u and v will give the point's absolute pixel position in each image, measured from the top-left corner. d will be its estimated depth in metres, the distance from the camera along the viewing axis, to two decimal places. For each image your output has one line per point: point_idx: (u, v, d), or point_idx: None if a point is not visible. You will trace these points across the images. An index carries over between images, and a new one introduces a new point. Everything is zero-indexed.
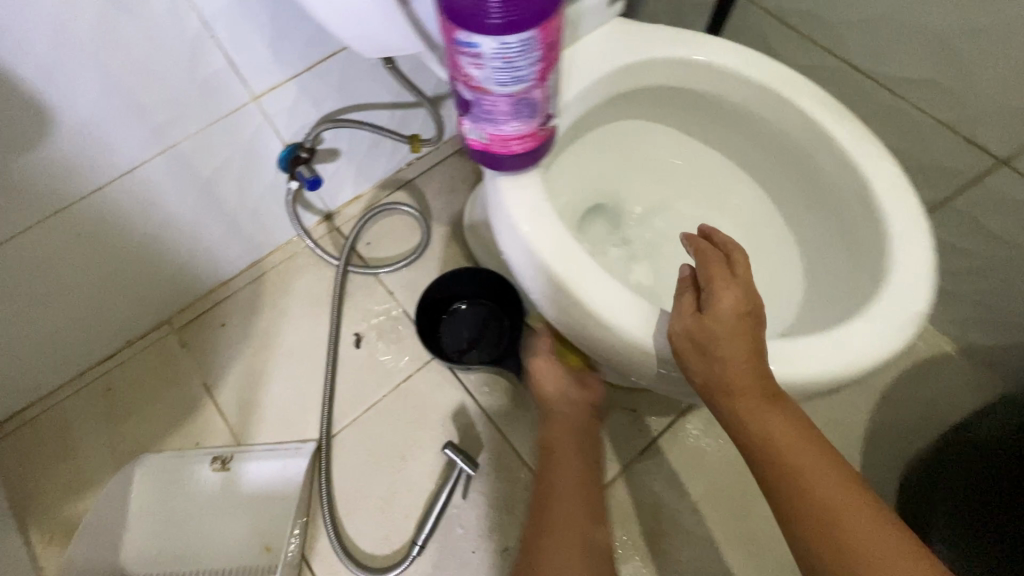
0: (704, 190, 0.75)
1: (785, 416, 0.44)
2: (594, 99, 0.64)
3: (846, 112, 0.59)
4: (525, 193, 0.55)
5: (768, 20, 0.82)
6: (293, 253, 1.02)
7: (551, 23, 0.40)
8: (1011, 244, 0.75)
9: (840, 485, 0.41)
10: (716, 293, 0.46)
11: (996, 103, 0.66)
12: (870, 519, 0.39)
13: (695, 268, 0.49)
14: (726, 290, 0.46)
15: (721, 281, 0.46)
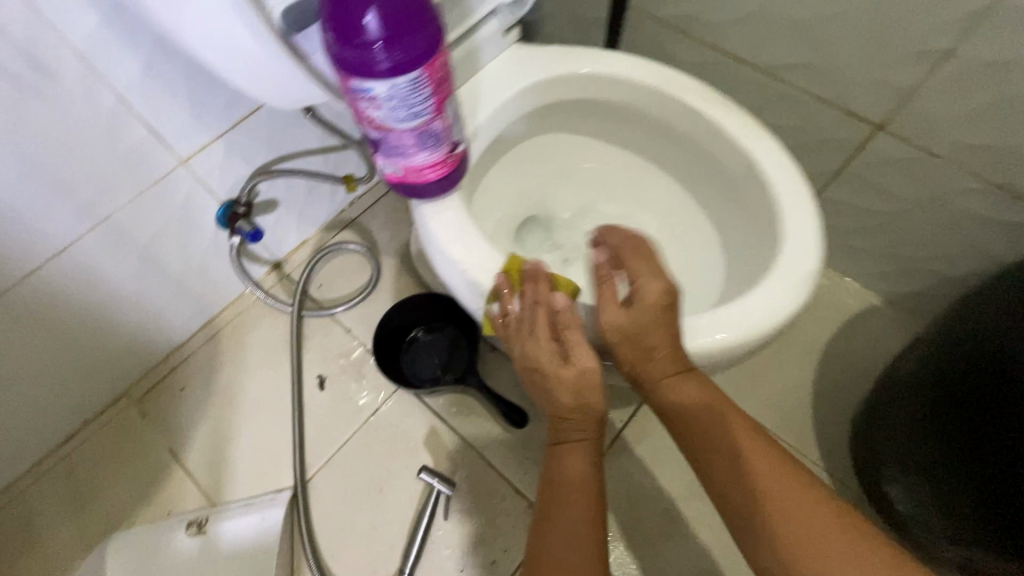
0: (623, 188, 0.80)
1: (698, 385, 0.54)
2: (505, 120, 0.69)
3: (727, 102, 0.65)
4: (447, 215, 0.58)
5: (658, 27, 0.89)
6: (247, 305, 1.03)
7: (436, 61, 0.44)
8: (903, 198, 0.82)
9: (739, 432, 0.53)
10: (641, 285, 0.54)
11: (861, 77, 0.73)
12: (764, 456, 0.52)
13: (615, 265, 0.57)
14: (648, 281, 0.54)
15: (645, 276, 0.55)
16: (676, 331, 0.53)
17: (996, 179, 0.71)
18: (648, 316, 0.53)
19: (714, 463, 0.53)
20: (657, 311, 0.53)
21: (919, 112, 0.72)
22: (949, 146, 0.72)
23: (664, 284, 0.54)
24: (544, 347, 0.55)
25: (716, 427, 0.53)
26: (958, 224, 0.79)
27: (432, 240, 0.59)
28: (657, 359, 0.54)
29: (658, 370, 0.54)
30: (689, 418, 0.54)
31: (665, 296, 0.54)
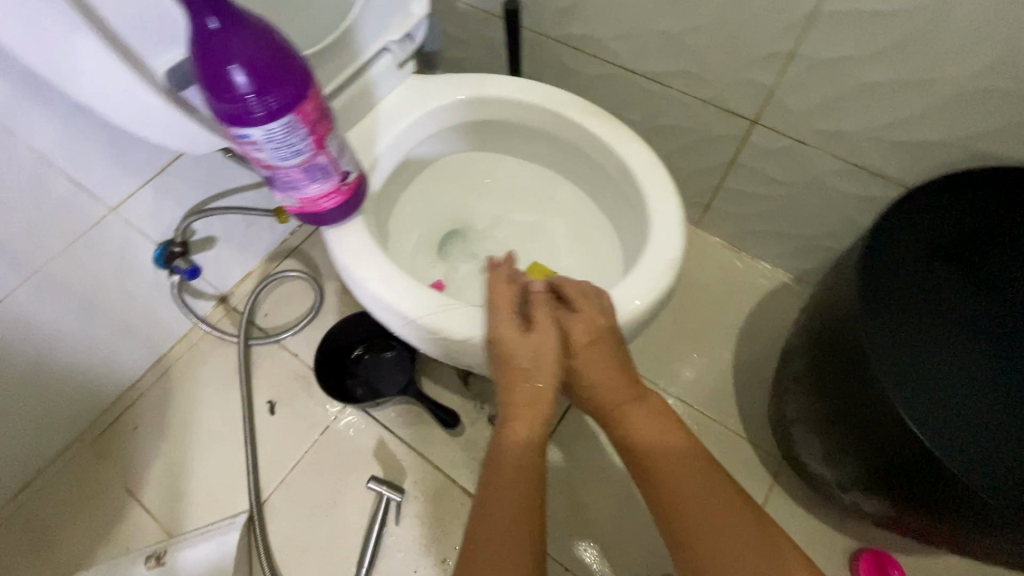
0: (533, 197, 0.87)
1: (649, 420, 0.57)
2: (407, 146, 0.76)
3: (603, 113, 0.72)
4: (350, 237, 0.64)
5: (554, 46, 0.96)
6: (195, 341, 1.07)
7: (306, 106, 0.50)
8: (787, 183, 0.90)
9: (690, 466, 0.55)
10: (572, 323, 0.56)
11: (729, 80, 0.81)
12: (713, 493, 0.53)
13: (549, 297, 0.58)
14: (577, 321, 0.56)
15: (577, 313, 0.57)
16: (617, 360, 0.57)
17: (855, 160, 0.79)
18: (584, 357, 0.56)
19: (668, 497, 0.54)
20: (590, 351, 0.56)
21: (781, 106, 0.80)
22: (812, 134, 0.80)
23: (592, 322, 0.56)
24: (506, 322, 0.56)
25: (678, 473, 0.54)
26: (836, 202, 0.87)
27: (340, 260, 0.64)
28: (609, 392, 0.57)
29: (619, 397, 0.57)
30: (648, 454, 0.56)
31: (595, 335, 0.56)
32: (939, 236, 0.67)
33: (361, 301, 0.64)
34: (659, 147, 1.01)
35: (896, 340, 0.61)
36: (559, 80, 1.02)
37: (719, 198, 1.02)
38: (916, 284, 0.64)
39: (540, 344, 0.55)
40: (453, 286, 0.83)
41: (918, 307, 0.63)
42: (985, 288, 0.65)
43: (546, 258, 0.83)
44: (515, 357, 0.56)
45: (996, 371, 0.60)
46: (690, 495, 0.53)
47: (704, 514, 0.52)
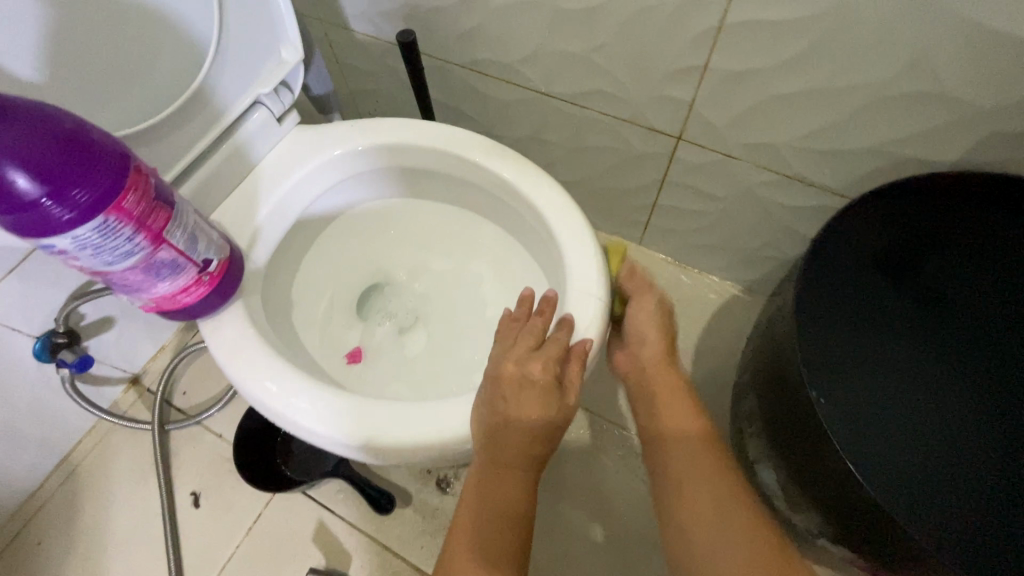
0: (454, 241, 0.79)
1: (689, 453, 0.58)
2: (298, 209, 0.67)
3: (510, 152, 0.66)
4: (227, 329, 0.55)
5: (463, 73, 0.89)
6: (104, 434, 0.96)
7: (124, 202, 0.41)
8: (721, 198, 0.85)
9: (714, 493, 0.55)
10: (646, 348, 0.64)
11: (645, 98, 0.76)
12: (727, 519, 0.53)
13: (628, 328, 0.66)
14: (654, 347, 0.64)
15: (653, 339, 0.64)
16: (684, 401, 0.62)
17: (786, 171, 0.74)
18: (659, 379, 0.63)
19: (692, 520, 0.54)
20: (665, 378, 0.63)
21: (703, 121, 0.74)
22: (738, 147, 0.75)
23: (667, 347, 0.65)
24: (540, 359, 0.52)
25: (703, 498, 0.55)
26: (773, 214, 0.82)
27: (224, 364, 0.54)
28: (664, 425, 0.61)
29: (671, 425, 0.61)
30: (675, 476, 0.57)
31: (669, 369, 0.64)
32: (879, 251, 0.65)
33: (262, 410, 0.53)
34: (587, 168, 0.95)
35: (838, 385, 0.60)
36: (475, 107, 0.95)
37: (655, 216, 0.97)
38: (857, 313, 0.63)
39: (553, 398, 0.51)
40: (373, 351, 0.75)
41: (861, 341, 0.62)
42: (930, 301, 0.64)
43: (473, 308, 0.76)
44: (536, 400, 0.50)
45: (940, 400, 0.60)
46: (694, 484, 0.56)
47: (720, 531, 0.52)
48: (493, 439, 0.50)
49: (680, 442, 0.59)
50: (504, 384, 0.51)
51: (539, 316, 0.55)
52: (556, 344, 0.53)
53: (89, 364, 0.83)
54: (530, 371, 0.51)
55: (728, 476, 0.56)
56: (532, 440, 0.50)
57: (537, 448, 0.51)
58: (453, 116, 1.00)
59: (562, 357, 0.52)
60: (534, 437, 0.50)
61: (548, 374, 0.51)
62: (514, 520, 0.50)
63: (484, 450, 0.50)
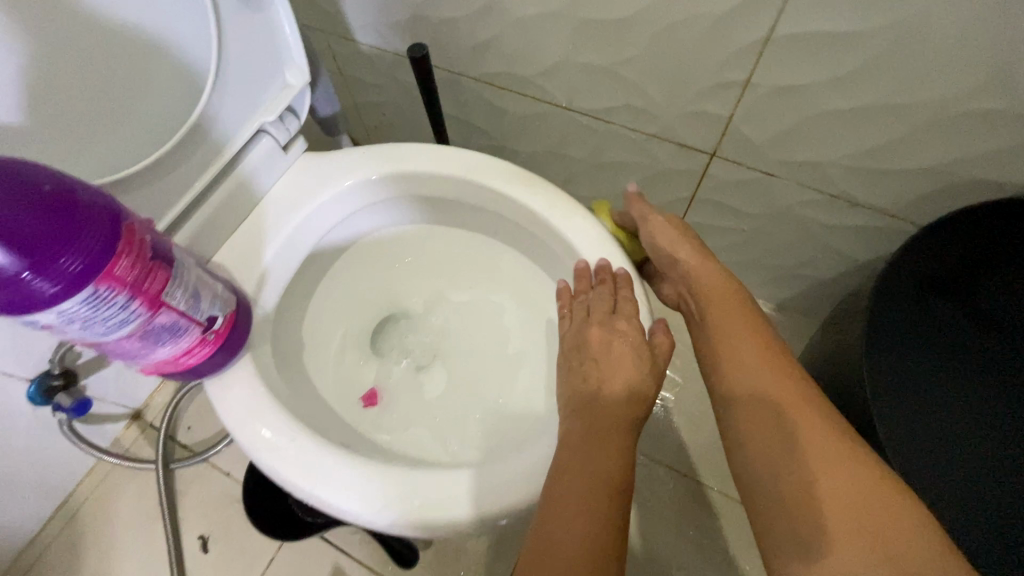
0: (475, 269, 0.74)
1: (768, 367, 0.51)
2: (308, 243, 0.62)
3: (538, 180, 0.60)
4: (235, 389, 0.50)
5: (477, 85, 0.83)
6: (104, 475, 0.91)
7: (116, 267, 0.36)
8: (755, 216, 0.79)
9: (810, 415, 0.48)
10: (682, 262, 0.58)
11: (676, 113, 0.70)
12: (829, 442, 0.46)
13: (663, 238, 0.59)
14: (691, 259, 0.58)
15: (684, 248, 0.58)
16: (745, 315, 0.54)
17: (831, 190, 0.69)
18: (709, 294, 0.56)
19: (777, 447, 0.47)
20: (714, 288, 0.56)
21: (740, 138, 0.69)
22: (778, 165, 0.69)
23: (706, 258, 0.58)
24: (625, 323, 0.53)
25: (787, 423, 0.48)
26: (812, 234, 0.77)
27: (235, 431, 0.49)
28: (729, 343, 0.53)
29: (745, 336, 0.53)
30: (754, 398, 0.50)
31: (715, 279, 0.57)
32: (940, 274, 0.61)
33: (278, 482, 0.48)
34: (610, 184, 0.89)
35: (903, 408, 0.57)
36: (489, 121, 0.90)
37: None
38: (923, 333, 0.60)
39: (641, 355, 0.52)
40: (388, 395, 0.69)
41: (922, 362, 0.59)
42: (984, 328, 0.61)
43: (497, 343, 0.71)
44: (627, 357, 0.51)
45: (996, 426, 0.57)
46: (776, 411, 0.49)
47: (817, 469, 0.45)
48: (586, 403, 0.49)
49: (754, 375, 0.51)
50: (593, 354, 0.52)
51: (599, 283, 0.56)
52: (629, 302, 0.54)
53: (88, 407, 0.75)
54: (618, 334, 0.53)
55: (805, 394, 0.49)
56: (627, 397, 0.49)
57: (634, 407, 0.49)
58: (465, 129, 0.94)
59: (635, 313, 0.54)
60: (630, 393, 0.49)
61: (632, 328, 0.53)
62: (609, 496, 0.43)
63: (580, 419, 0.48)
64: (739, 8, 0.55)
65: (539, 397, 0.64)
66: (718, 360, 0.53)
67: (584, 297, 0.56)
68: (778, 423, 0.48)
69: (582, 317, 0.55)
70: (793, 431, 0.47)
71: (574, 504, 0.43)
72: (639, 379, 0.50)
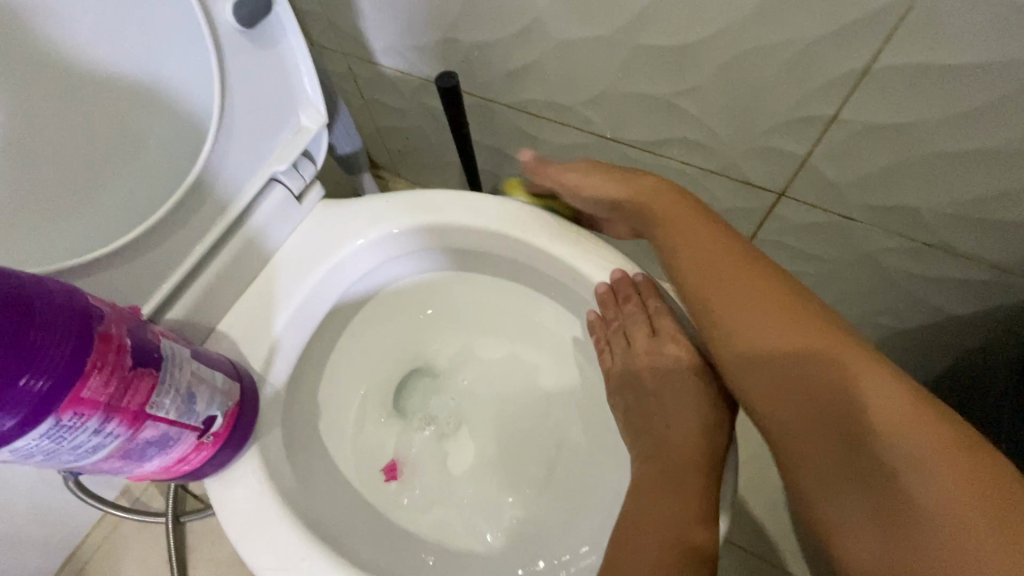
0: (509, 325, 0.65)
1: (794, 329, 0.42)
2: (324, 305, 0.55)
3: (588, 235, 0.52)
4: (243, 490, 0.43)
5: (511, 112, 0.75)
6: (113, 526, 0.86)
7: (85, 388, 0.29)
8: (826, 260, 0.70)
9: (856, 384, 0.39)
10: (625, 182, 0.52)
11: (742, 147, 0.61)
12: (898, 399, 0.38)
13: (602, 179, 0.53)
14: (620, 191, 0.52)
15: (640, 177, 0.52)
16: (719, 258, 0.46)
17: (926, 238, 0.59)
18: (675, 223, 0.49)
19: (835, 433, 0.39)
20: (683, 221, 0.49)
21: (818, 178, 0.60)
22: (862, 209, 0.60)
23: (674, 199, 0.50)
24: (671, 348, 0.47)
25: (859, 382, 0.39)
26: (896, 283, 0.67)
27: (240, 541, 0.42)
28: (731, 308, 0.44)
29: (761, 297, 0.44)
30: (779, 381, 0.41)
31: (716, 227, 0.48)
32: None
33: None
34: None
35: None
36: (523, 149, 0.82)
37: None
38: None
39: (697, 383, 0.45)
40: (411, 468, 0.61)
41: None
42: None
43: (534, 411, 0.63)
44: (688, 389, 0.45)
45: None
46: (823, 365, 0.40)
47: (872, 453, 0.38)
48: (658, 448, 0.44)
49: (806, 322, 0.42)
50: (649, 387, 0.47)
51: (625, 301, 0.49)
52: (663, 314, 0.49)
53: None
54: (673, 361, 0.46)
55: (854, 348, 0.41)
56: (702, 426, 0.43)
57: (711, 437, 0.43)
58: (496, 157, 0.86)
59: (677, 327, 0.48)
60: (701, 413, 0.44)
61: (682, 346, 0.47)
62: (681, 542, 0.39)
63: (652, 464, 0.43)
64: (836, 34, 0.46)
65: (584, 481, 0.56)
66: (731, 342, 0.43)
67: (615, 322, 0.50)
68: (807, 407, 0.40)
69: (623, 344, 0.50)
70: (829, 417, 0.39)
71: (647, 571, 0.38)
72: (701, 410, 0.44)
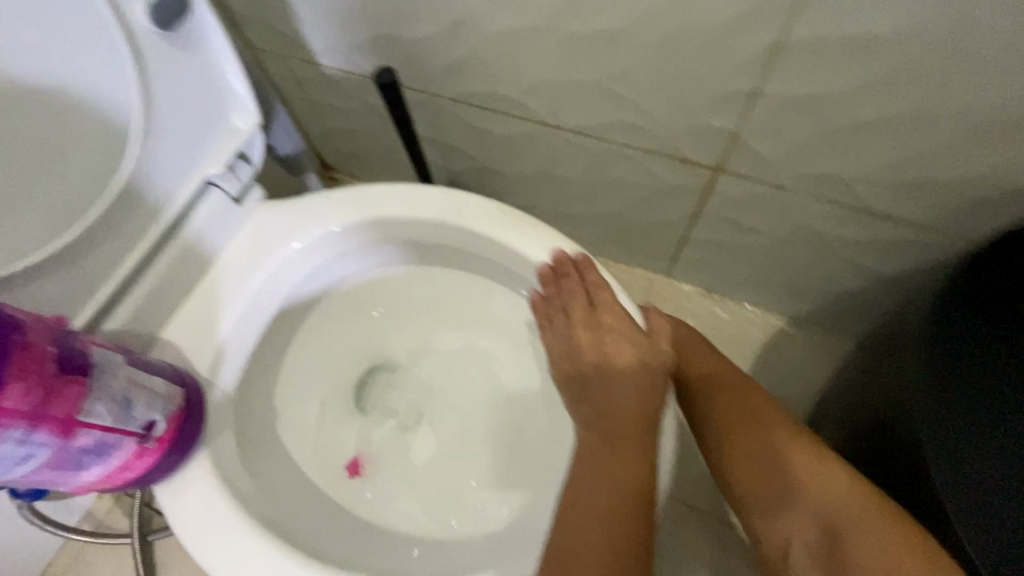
0: (463, 314, 0.66)
1: (831, 472, 0.51)
2: (273, 305, 0.55)
3: (529, 220, 0.52)
4: (197, 495, 0.43)
5: (455, 105, 0.76)
6: (77, 551, 0.84)
7: (5, 398, 0.29)
8: (766, 232, 0.72)
9: (848, 494, 0.50)
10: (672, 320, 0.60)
11: (677, 127, 0.63)
12: (878, 517, 0.48)
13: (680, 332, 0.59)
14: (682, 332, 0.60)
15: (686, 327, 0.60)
16: (746, 415, 0.55)
17: (853, 204, 0.62)
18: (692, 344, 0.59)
19: (793, 506, 0.52)
20: (698, 347, 0.59)
21: (750, 152, 0.62)
22: (793, 179, 0.63)
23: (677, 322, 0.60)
24: (608, 324, 0.49)
25: (826, 480, 0.51)
26: (832, 249, 0.70)
27: (198, 546, 0.42)
28: (722, 407, 0.56)
29: (747, 416, 0.55)
30: (787, 505, 0.52)
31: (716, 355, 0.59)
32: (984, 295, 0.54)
33: None
34: (608, 202, 0.82)
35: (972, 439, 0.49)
36: (471, 141, 0.82)
37: (688, 250, 0.84)
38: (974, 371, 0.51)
39: (632, 356, 0.48)
40: (374, 464, 0.61)
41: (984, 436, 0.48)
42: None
43: (493, 397, 0.64)
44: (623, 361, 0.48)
45: None
46: (818, 490, 0.51)
47: (832, 521, 0.49)
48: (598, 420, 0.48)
49: (800, 454, 0.53)
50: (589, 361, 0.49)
51: (564, 277, 0.50)
52: (601, 288, 0.50)
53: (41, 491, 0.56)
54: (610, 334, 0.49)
55: (869, 489, 0.50)
56: (637, 393, 0.47)
57: (646, 405, 0.47)
58: (445, 150, 0.86)
59: (614, 300, 0.50)
60: (636, 383, 0.47)
61: (619, 317, 0.50)
62: (630, 500, 0.44)
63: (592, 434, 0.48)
64: (749, 11, 0.48)
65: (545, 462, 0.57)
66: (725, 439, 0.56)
67: (556, 299, 0.51)
68: (776, 478, 0.53)
69: (563, 317, 0.51)
70: (794, 487, 0.52)
71: (601, 531, 0.43)
72: (635, 377, 0.48)
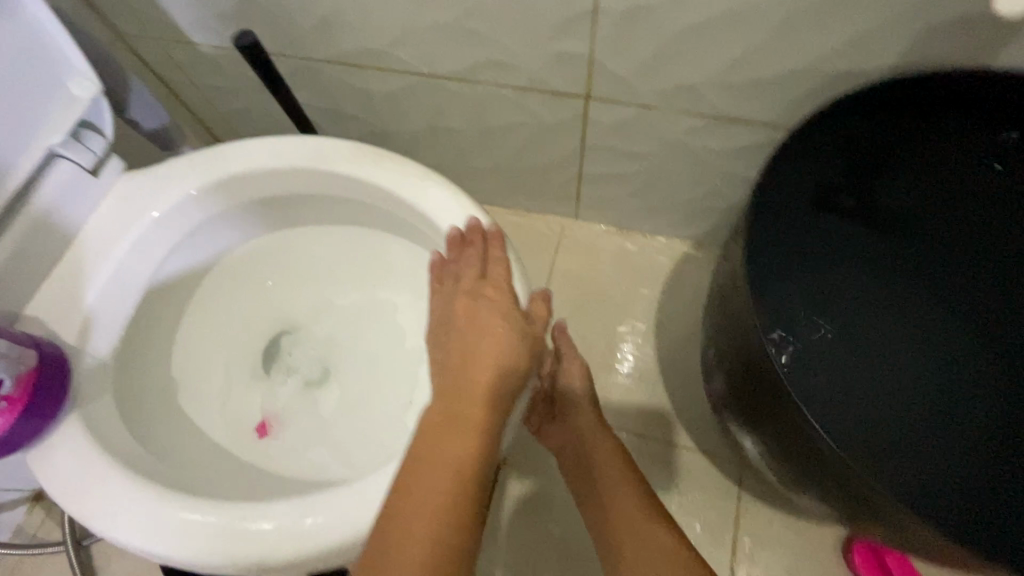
0: (358, 264, 0.67)
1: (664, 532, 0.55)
2: (143, 275, 0.54)
3: (388, 154, 0.54)
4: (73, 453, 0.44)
5: (330, 67, 0.75)
6: (12, 567, 0.82)
7: None
8: (646, 155, 0.75)
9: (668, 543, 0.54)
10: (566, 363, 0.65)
11: (538, 59, 0.65)
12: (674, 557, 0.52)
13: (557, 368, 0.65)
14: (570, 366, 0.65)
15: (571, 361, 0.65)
16: (625, 482, 0.60)
17: (712, 113, 0.65)
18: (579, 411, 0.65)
19: (624, 543, 0.55)
20: (585, 416, 0.64)
21: (608, 74, 0.64)
22: (653, 96, 0.65)
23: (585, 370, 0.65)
24: (495, 304, 0.49)
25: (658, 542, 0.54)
26: (707, 163, 0.73)
27: (75, 501, 0.43)
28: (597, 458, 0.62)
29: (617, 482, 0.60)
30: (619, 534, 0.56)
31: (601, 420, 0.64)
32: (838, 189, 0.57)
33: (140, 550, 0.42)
34: (501, 149, 0.84)
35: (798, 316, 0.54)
36: (357, 105, 0.82)
37: (586, 187, 0.87)
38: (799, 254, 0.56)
39: (508, 337, 0.47)
40: (281, 421, 0.62)
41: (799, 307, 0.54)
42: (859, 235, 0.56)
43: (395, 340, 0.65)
44: (495, 339, 0.47)
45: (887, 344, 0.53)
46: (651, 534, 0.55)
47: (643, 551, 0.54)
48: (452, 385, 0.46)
49: (652, 520, 0.56)
50: (466, 318, 0.49)
51: (467, 246, 0.51)
52: (500, 264, 0.50)
53: None
54: (491, 310, 0.49)
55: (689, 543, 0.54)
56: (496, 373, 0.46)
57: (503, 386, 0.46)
58: (335, 118, 0.86)
59: (507, 277, 0.50)
60: (501, 360, 0.47)
61: (506, 296, 0.49)
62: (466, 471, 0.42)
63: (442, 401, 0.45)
64: None
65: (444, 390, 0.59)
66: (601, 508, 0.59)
67: (453, 262, 0.51)
68: (620, 536, 0.56)
69: (449, 283, 0.52)
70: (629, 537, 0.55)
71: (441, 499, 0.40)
72: (502, 355, 0.47)
